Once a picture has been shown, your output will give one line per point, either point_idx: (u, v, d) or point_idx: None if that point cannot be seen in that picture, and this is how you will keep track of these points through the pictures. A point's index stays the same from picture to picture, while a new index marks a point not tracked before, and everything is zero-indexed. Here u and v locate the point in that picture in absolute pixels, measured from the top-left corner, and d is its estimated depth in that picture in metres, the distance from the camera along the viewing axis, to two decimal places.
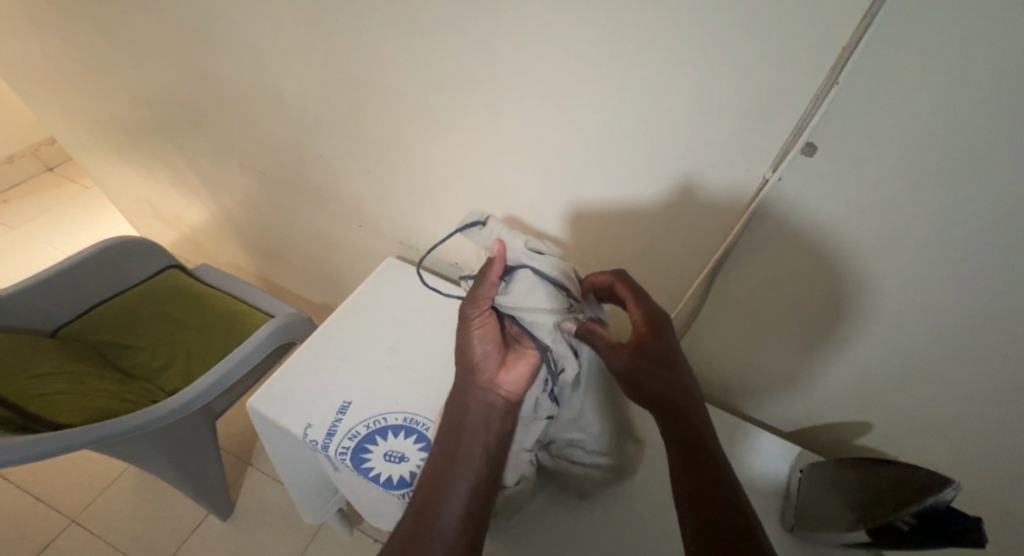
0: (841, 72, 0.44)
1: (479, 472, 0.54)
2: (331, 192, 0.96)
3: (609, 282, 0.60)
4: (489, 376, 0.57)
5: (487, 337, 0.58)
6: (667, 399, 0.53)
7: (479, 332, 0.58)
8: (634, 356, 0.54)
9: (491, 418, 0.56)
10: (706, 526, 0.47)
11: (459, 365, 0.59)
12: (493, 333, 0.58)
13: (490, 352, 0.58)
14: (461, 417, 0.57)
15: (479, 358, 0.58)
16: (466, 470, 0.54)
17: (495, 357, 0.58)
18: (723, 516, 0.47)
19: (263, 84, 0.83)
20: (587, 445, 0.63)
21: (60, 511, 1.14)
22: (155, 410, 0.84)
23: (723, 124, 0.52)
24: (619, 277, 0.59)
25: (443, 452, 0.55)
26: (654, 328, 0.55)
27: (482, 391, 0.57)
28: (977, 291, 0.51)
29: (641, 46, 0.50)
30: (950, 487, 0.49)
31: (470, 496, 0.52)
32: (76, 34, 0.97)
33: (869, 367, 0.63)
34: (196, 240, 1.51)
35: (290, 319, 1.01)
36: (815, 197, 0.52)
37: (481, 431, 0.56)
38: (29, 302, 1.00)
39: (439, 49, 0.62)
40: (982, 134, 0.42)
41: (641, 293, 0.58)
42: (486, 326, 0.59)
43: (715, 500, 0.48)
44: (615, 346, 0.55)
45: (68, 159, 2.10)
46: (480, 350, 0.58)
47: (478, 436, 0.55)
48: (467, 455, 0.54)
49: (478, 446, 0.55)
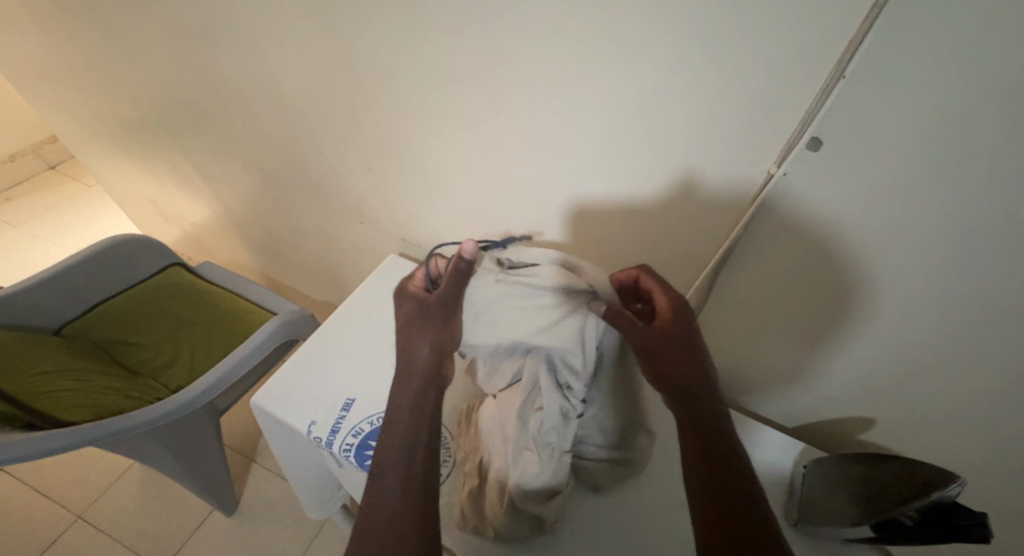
0: (847, 67, 0.44)
1: (407, 440, 0.53)
2: (333, 188, 0.96)
3: (634, 276, 0.59)
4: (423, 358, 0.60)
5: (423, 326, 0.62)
6: (689, 388, 0.54)
7: (419, 326, 0.62)
8: (659, 342, 0.54)
9: (422, 394, 0.58)
10: (723, 513, 0.47)
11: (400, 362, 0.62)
12: (434, 323, 0.61)
13: (425, 340, 0.61)
14: (399, 396, 0.59)
15: (416, 347, 0.61)
16: (394, 442, 0.53)
17: (429, 342, 0.61)
18: (733, 511, 0.47)
19: (264, 80, 0.82)
20: (600, 436, 0.64)
21: (67, 508, 1.14)
22: (161, 407, 0.84)
23: (726, 120, 0.51)
24: (645, 270, 0.58)
25: (385, 433, 0.55)
26: (678, 316, 0.54)
27: (417, 372, 0.60)
28: (981, 287, 0.51)
29: (644, 41, 0.50)
30: (955, 483, 0.49)
31: (402, 461, 0.52)
32: (76, 31, 0.97)
33: (872, 362, 0.63)
34: (198, 237, 1.51)
35: (294, 315, 1.01)
36: (819, 193, 0.52)
37: (412, 405, 0.57)
38: (34, 300, 1.01)
39: (441, 45, 0.61)
40: (987, 129, 0.42)
41: (666, 283, 0.57)
42: (432, 314, 0.62)
43: (725, 495, 0.48)
44: (640, 330, 0.54)
45: (69, 157, 2.10)
46: (420, 342, 0.61)
47: (406, 407, 0.57)
48: (395, 433, 0.55)
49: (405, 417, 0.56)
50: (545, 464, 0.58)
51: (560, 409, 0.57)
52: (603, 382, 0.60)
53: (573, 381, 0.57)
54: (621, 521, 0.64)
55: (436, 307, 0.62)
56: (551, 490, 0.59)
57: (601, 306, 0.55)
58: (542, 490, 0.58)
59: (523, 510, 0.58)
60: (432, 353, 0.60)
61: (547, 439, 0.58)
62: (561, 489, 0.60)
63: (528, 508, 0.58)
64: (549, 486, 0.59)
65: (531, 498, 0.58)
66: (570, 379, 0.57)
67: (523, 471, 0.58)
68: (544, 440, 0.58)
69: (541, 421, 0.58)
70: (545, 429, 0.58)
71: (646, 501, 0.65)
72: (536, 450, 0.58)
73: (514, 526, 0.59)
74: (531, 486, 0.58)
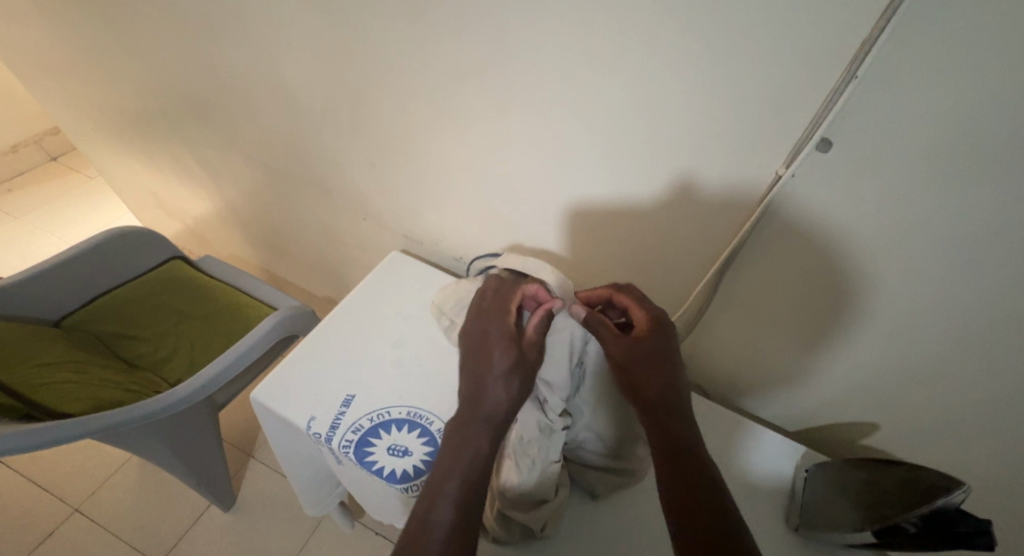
0: (859, 67, 0.43)
1: (471, 473, 0.48)
2: (337, 185, 0.95)
3: (608, 295, 0.62)
4: (503, 396, 0.54)
5: (518, 366, 0.56)
6: (650, 379, 0.53)
7: (508, 361, 0.56)
8: (638, 346, 0.56)
9: (494, 429, 0.52)
10: (682, 482, 0.46)
11: (468, 391, 0.55)
12: (522, 368, 0.56)
13: (512, 380, 0.55)
14: (463, 427, 0.52)
15: (498, 384, 0.54)
16: (456, 473, 0.48)
17: (515, 386, 0.54)
18: (695, 502, 0.44)
19: (268, 74, 0.82)
20: (595, 444, 0.64)
21: (65, 501, 1.14)
22: (161, 401, 0.84)
23: (734, 123, 0.51)
24: (618, 288, 0.62)
25: (444, 460, 0.50)
26: (653, 327, 0.57)
27: (492, 407, 0.53)
28: (987, 294, 0.50)
29: (653, 41, 0.49)
30: (960, 489, 0.48)
31: (461, 502, 0.46)
32: (80, 22, 0.96)
33: (876, 368, 0.62)
34: (200, 231, 1.51)
35: (293, 311, 1.00)
36: (826, 197, 0.52)
37: (481, 440, 0.50)
38: (34, 291, 1.00)
39: (447, 40, 0.61)
40: (996, 138, 0.41)
41: (643, 298, 0.60)
42: (529, 357, 0.57)
43: (691, 526, 0.43)
44: (614, 338, 0.57)
45: (71, 149, 2.09)
46: (502, 384, 0.54)
47: (474, 440, 0.50)
48: (461, 458, 0.49)
49: (476, 448, 0.50)
50: (526, 473, 0.58)
51: (538, 424, 0.58)
52: (589, 392, 0.63)
53: (550, 395, 0.60)
54: (621, 523, 0.63)
55: (532, 350, 0.58)
56: (537, 498, 0.59)
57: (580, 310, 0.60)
58: (526, 499, 0.58)
59: (511, 516, 0.59)
60: (512, 398, 0.54)
61: (527, 449, 0.58)
62: (549, 498, 0.59)
63: (516, 516, 0.58)
64: (535, 495, 0.59)
65: (516, 505, 0.59)
66: (546, 392, 0.60)
67: (505, 479, 0.58)
68: (525, 451, 0.58)
69: (520, 432, 0.59)
70: (524, 442, 0.58)
71: (647, 506, 0.65)
72: (516, 459, 0.58)
73: (506, 531, 0.59)
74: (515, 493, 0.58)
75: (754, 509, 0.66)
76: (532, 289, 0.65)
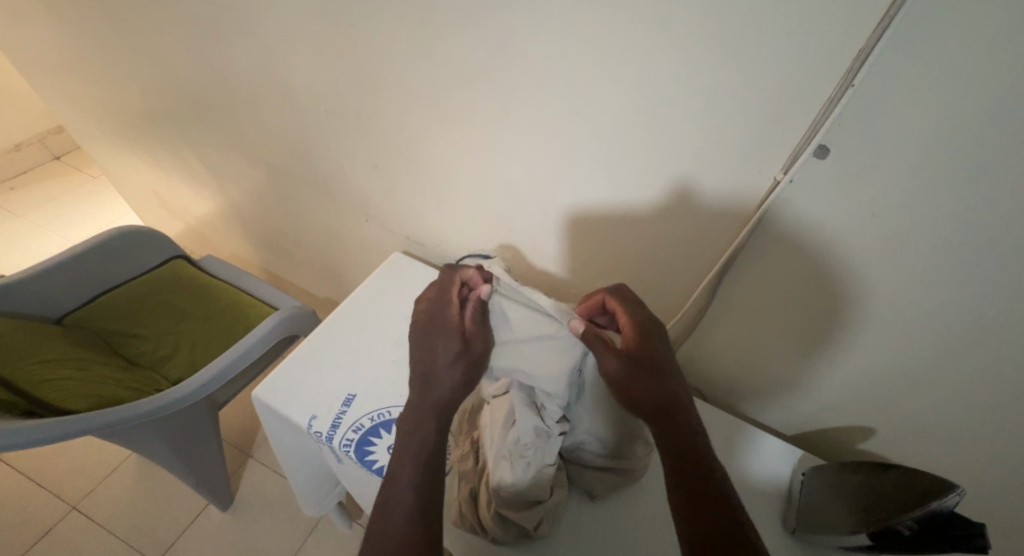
0: (856, 75, 0.43)
1: (424, 454, 0.50)
2: (339, 186, 0.96)
3: (601, 300, 0.60)
4: (450, 385, 0.55)
5: (463, 355, 0.57)
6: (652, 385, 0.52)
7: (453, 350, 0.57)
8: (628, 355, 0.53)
9: (443, 414, 0.53)
10: (692, 481, 0.47)
11: (416, 383, 0.56)
12: (467, 355, 0.57)
13: (458, 370, 0.56)
14: (415, 414, 0.53)
15: (445, 373, 0.55)
16: (410, 457, 0.49)
17: (461, 371, 0.56)
18: (705, 500, 0.45)
19: (273, 75, 0.83)
20: (595, 446, 0.64)
21: (62, 498, 1.14)
22: (161, 399, 0.84)
23: (733, 130, 0.52)
24: (611, 292, 0.59)
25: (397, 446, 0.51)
26: (640, 338, 0.55)
27: (439, 398, 0.54)
28: (982, 299, 0.51)
29: (654, 48, 0.50)
30: (954, 492, 0.49)
31: (417, 482, 0.47)
32: (88, 22, 0.97)
33: (871, 372, 0.63)
34: (202, 231, 1.52)
35: (293, 312, 1.01)
36: (823, 204, 0.52)
37: (428, 426, 0.51)
38: (37, 288, 1.01)
39: (450, 45, 0.62)
40: (990, 146, 0.42)
41: (633, 303, 0.58)
42: (474, 345, 0.59)
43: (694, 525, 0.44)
44: (606, 351, 0.54)
45: (75, 147, 2.10)
46: (449, 371, 0.56)
47: (424, 429, 0.51)
48: (411, 446, 0.50)
49: (425, 433, 0.51)
50: (520, 474, 0.58)
51: (535, 428, 0.59)
52: (588, 400, 0.62)
53: (547, 402, 0.60)
54: (619, 523, 0.64)
55: (473, 338, 0.59)
56: (532, 498, 0.60)
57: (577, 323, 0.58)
58: (522, 498, 0.59)
59: (507, 517, 0.59)
60: (459, 388, 0.55)
61: (523, 451, 0.59)
62: (544, 498, 0.60)
63: (512, 516, 0.59)
64: (530, 494, 0.59)
65: (511, 505, 0.59)
66: (545, 399, 0.60)
67: (499, 479, 0.59)
68: (521, 452, 0.59)
69: (516, 435, 0.59)
70: (521, 444, 0.59)
71: (645, 508, 0.65)
72: (510, 460, 0.59)
73: (503, 531, 0.59)
74: (511, 494, 0.59)
75: (750, 511, 0.67)
76: (468, 272, 0.66)
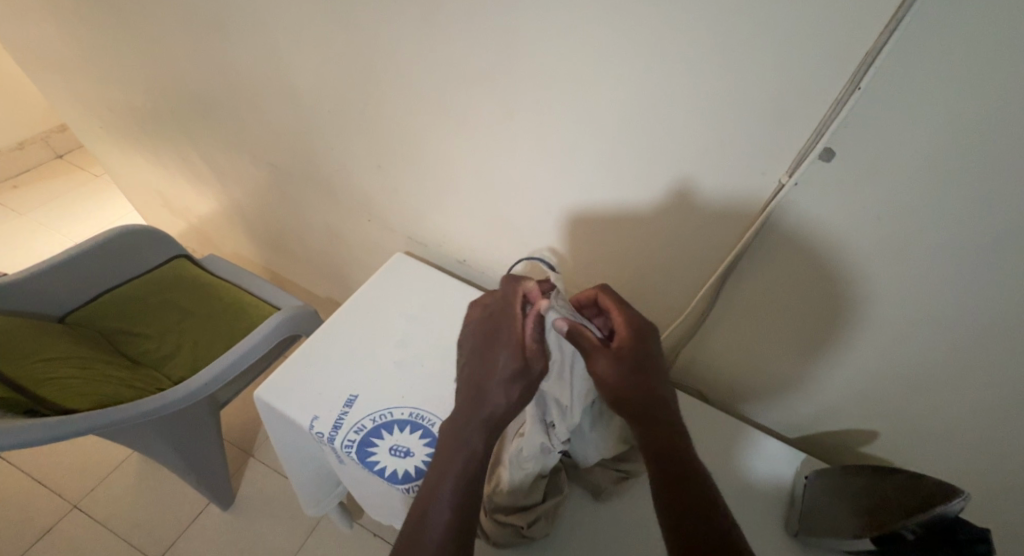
0: (863, 78, 0.43)
1: (467, 471, 0.49)
2: (342, 186, 0.96)
3: (594, 295, 0.60)
4: (503, 403, 0.53)
5: (522, 374, 0.55)
6: (639, 392, 0.51)
7: (509, 369, 0.55)
8: (617, 359, 0.53)
9: (489, 433, 0.52)
10: (675, 486, 0.46)
11: (468, 396, 0.55)
12: (524, 377, 0.55)
13: (514, 389, 0.54)
14: (461, 430, 0.52)
15: (500, 390, 0.54)
16: (451, 473, 0.49)
17: (516, 392, 0.54)
18: (692, 506, 0.44)
19: (277, 75, 0.83)
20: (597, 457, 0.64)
21: (63, 497, 1.14)
22: (162, 398, 0.84)
23: (737, 132, 0.52)
24: (604, 289, 0.59)
25: (437, 463, 0.51)
26: (637, 336, 0.55)
27: (490, 417, 0.53)
28: (988, 303, 0.50)
29: (659, 50, 0.50)
30: (960, 497, 0.49)
31: (455, 501, 0.47)
32: (92, 21, 0.97)
33: (875, 375, 0.63)
34: (204, 230, 1.52)
35: (295, 311, 1.01)
36: (828, 206, 0.52)
37: (476, 445, 0.51)
38: (39, 286, 1.01)
39: (454, 45, 0.62)
40: (996, 150, 0.42)
41: (625, 304, 0.57)
42: (533, 365, 0.56)
43: (677, 527, 0.43)
44: (598, 351, 0.54)
45: (78, 146, 2.11)
46: (504, 389, 0.54)
47: (467, 447, 0.51)
48: (454, 462, 0.50)
49: (470, 449, 0.51)
50: (518, 479, 0.59)
51: (540, 445, 0.58)
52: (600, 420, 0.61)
53: (558, 422, 0.58)
54: (619, 525, 0.63)
55: (535, 359, 0.56)
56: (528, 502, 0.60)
57: (563, 322, 0.56)
58: (518, 501, 0.60)
59: (504, 519, 0.60)
60: (512, 408, 0.53)
61: (522, 461, 0.59)
62: (540, 504, 0.61)
63: (509, 519, 0.59)
64: (527, 498, 0.60)
65: (509, 507, 0.60)
66: (557, 418, 0.57)
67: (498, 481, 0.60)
68: (520, 463, 0.59)
69: (519, 445, 0.59)
70: (521, 455, 0.59)
71: (646, 511, 0.65)
72: (509, 466, 0.59)
73: (499, 532, 0.60)
74: (508, 497, 0.60)
75: (753, 515, 0.66)
76: (530, 287, 0.62)
